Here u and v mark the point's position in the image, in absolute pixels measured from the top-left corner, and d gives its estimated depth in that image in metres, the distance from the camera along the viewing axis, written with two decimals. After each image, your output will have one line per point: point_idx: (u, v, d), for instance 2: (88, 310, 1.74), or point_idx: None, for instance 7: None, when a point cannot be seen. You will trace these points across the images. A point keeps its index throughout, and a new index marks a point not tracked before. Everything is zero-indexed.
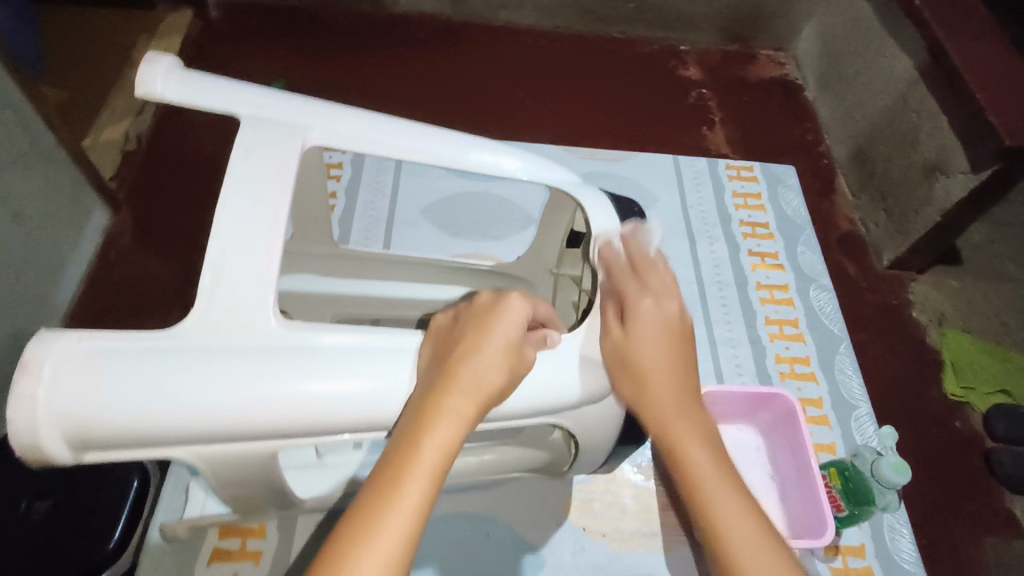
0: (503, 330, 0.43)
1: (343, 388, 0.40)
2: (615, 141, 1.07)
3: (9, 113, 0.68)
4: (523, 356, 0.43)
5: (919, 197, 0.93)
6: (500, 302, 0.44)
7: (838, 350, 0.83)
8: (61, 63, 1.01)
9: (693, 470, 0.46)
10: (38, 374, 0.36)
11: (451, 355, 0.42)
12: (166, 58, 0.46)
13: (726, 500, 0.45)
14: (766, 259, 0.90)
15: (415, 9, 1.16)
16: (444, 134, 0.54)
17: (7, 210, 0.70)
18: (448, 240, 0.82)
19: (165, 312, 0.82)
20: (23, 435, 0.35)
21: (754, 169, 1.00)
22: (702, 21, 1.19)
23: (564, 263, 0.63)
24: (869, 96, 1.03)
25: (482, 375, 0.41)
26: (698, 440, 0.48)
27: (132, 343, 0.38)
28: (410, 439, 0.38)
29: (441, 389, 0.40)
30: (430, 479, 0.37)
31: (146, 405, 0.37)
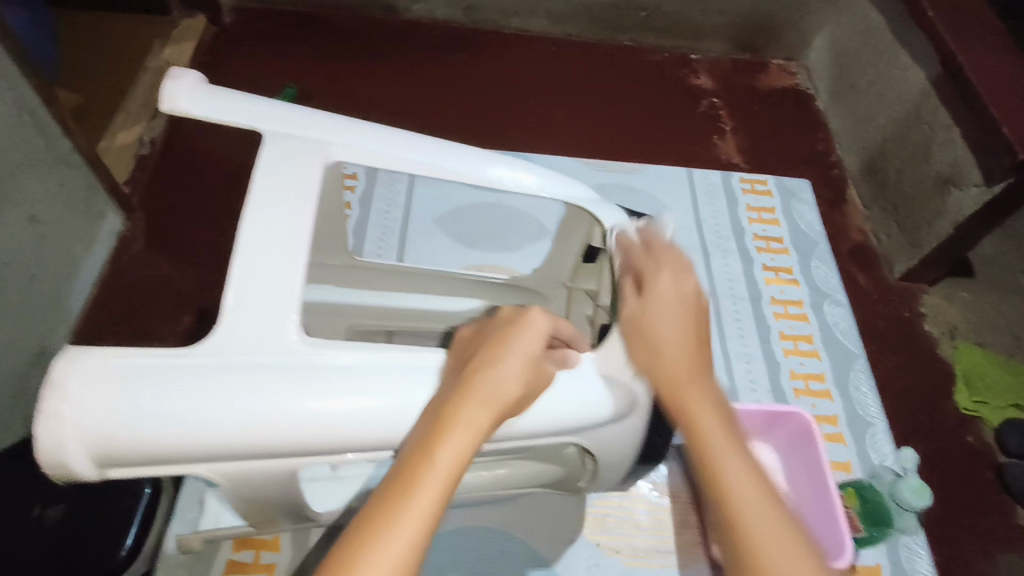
0: (525, 344, 0.42)
1: (360, 407, 0.40)
2: (627, 150, 1.07)
3: (25, 117, 0.68)
4: (541, 371, 0.43)
5: (931, 209, 0.92)
6: (524, 315, 0.43)
7: (854, 367, 0.82)
8: (76, 67, 1.02)
9: (711, 455, 0.44)
10: (65, 392, 0.36)
11: (471, 366, 0.41)
12: (191, 74, 0.48)
13: (745, 484, 0.43)
14: (781, 274, 0.89)
15: (426, 16, 1.17)
16: (463, 149, 0.54)
17: (22, 213, 0.70)
18: (461, 250, 0.83)
19: (177, 317, 0.82)
20: (51, 453, 0.36)
21: (768, 184, 1.00)
22: (714, 30, 1.19)
23: (579, 277, 0.65)
24: (881, 107, 1.02)
25: (499, 388, 0.40)
26: (716, 422, 0.45)
27: (156, 359, 0.38)
28: (422, 448, 0.37)
29: (458, 398, 0.39)
30: (442, 489, 0.36)
31: (167, 424, 0.37)
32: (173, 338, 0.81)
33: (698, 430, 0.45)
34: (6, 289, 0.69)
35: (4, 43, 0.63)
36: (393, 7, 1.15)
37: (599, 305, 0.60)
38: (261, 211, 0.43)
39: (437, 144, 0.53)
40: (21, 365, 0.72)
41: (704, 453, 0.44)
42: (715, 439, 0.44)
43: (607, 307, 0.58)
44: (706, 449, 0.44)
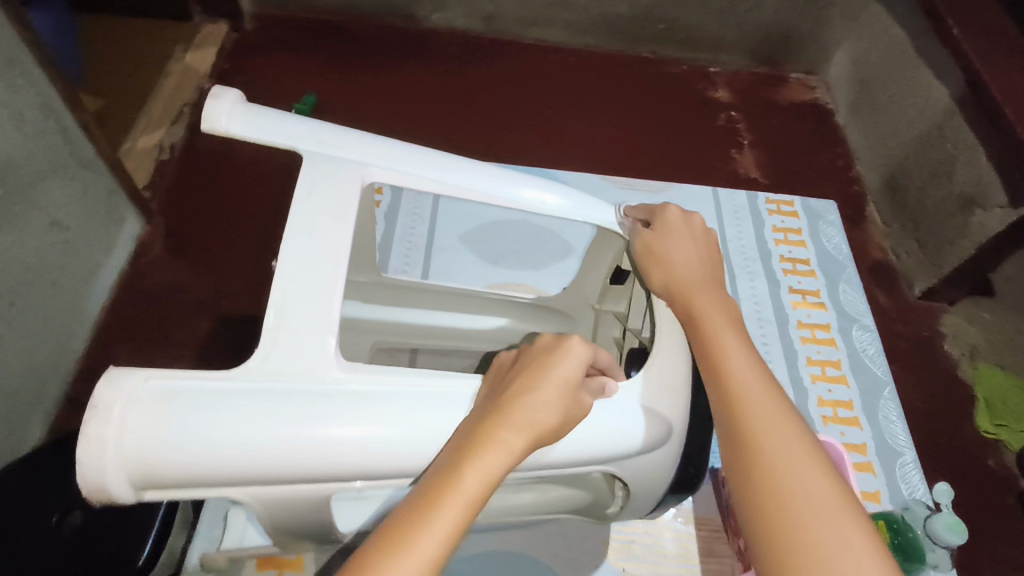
0: (563, 370, 0.41)
1: (397, 438, 0.39)
2: (646, 164, 1.06)
3: (51, 124, 0.69)
4: (578, 401, 0.41)
5: (953, 228, 0.91)
6: (563, 341, 0.42)
7: (883, 395, 0.82)
8: (99, 71, 1.03)
9: (750, 419, 0.41)
10: (107, 414, 0.35)
11: (508, 390, 0.40)
12: (233, 93, 0.46)
13: (791, 452, 0.40)
14: (807, 297, 0.89)
15: (445, 25, 1.17)
16: (494, 170, 0.53)
17: (45, 218, 0.71)
18: (485, 267, 0.83)
19: (195, 323, 0.83)
20: (91, 477, 0.34)
21: (794, 204, 0.99)
22: (733, 43, 1.18)
23: (607, 299, 0.63)
24: (902, 124, 1.01)
25: (535, 413, 0.39)
26: (757, 389, 0.43)
27: (202, 382, 0.37)
28: (452, 466, 0.36)
29: (493, 419, 0.38)
30: (469, 509, 0.35)
31: (210, 448, 0.36)
32: (190, 345, 0.81)
33: (736, 396, 0.42)
34: (28, 293, 0.69)
35: (31, 50, 0.64)
36: (413, 16, 1.15)
37: (629, 327, 0.58)
38: (301, 235, 0.43)
39: (466, 163, 0.52)
40: (40, 368, 0.73)
41: (743, 417, 0.41)
42: (755, 403, 0.42)
43: (638, 329, 0.57)
44: (746, 415, 0.41)
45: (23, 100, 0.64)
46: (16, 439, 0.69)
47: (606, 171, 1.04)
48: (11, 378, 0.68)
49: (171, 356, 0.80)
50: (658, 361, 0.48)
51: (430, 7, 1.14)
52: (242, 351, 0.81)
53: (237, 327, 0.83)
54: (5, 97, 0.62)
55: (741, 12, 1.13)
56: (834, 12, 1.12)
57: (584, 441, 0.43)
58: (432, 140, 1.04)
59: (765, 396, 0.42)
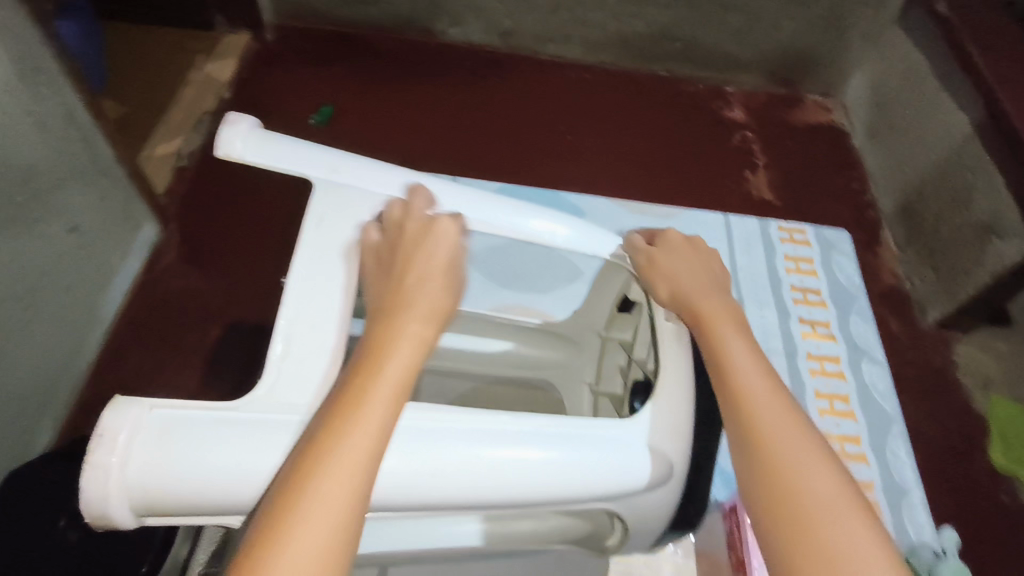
0: (437, 251, 0.43)
1: (394, 471, 0.39)
2: (658, 184, 1.06)
3: (73, 131, 0.69)
4: (456, 276, 0.43)
5: (970, 257, 0.90)
6: (430, 228, 0.44)
7: (891, 432, 0.81)
8: (122, 78, 1.05)
9: (763, 432, 0.40)
10: (113, 443, 0.35)
11: (392, 287, 0.41)
12: (249, 119, 0.47)
13: (808, 463, 0.39)
14: (817, 328, 0.88)
15: (462, 40, 1.18)
16: (503, 198, 0.53)
17: (64, 223, 0.72)
18: (495, 290, 0.84)
19: (205, 330, 0.83)
20: (94, 506, 0.34)
21: (807, 233, 0.98)
22: (750, 64, 1.17)
23: (613, 326, 0.63)
24: (920, 149, 1.01)
25: (429, 298, 0.41)
26: (770, 397, 0.42)
27: (207, 412, 0.37)
28: (366, 365, 0.38)
29: (398, 315, 0.40)
30: (394, 395, 0.37)
31: (211, 479, 0.36)
32: (199, 353, 0.82)
33: (748, 404, 0.42)
34: (43, 297, 0.70)
35: (57, 59, 0.64)
36: (431, 30, 1.16)
37: (635, 357, 0.57)
38: (313, 268, 0.43)
39: (476, 190, 0.52)
40: (52, 371, 0.73)
41: (755, 426, 0.41)
42: (768, 415, 0.41)
43: (642, 359, 0.56)
44: (758, 424, 0.41)
45: (46, 109, 0.65)
46: (25, 440, 0.70)
47: (617, 190, 1.04)
48: (23, 380, 0.69)
49: (180, 364, 0.81)
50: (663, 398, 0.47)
51: (447, 21, 1.14)
52: (250, 362, 0.82)
53: (247, 335, 0.84)
54: (29, 106, 0.63)
55: (759, 33, 1.12)
56: (854, 35, 1.11)
57: (587, 480, 0.42)
58: (445, 154, 1.04)
59: (779, 405, 0.42)
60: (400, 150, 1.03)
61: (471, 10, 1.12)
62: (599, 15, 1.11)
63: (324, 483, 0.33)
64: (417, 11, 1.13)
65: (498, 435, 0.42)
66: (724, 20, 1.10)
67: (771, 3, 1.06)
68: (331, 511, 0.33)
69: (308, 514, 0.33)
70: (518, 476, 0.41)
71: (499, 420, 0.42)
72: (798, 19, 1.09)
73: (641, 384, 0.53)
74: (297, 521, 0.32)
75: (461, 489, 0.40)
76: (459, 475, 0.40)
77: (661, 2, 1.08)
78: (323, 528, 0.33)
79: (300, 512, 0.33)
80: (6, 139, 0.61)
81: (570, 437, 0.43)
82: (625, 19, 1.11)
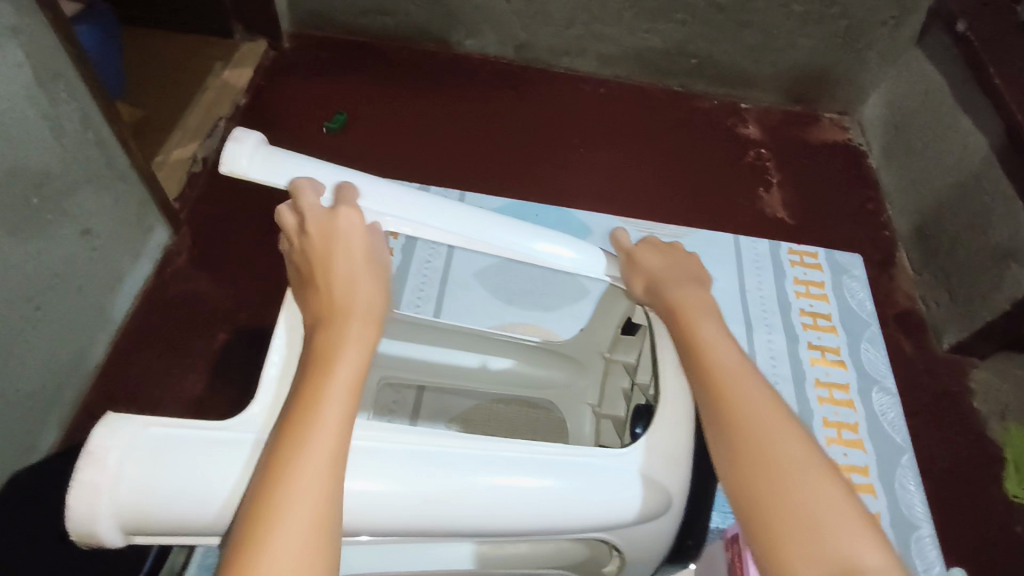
0: (347, 242, 0.42)
1: (386, 493, 0.38)
2: (670, 201, 1.05)
3: (90, 135, 0.70)
4: (377, 262, 0.43)
5: (987, 282, 0.88)
6: (331, 224, 0.43)
7: (900, 462, 0.80)
8: (140, 84, 1.07)
9: (760, 453, 0.38)
10: (104, 461, 0.35)
11: (326, 292, 0.41)
12: (255, 135, 0.47)
13: (810, 483, 0.37)
14: (827, 354, 0.88)
15: (477, 51, 1.18)
16: (508, 218, 0.53)
17: (76, 226, 0.72)
18: (501, 307, 0.84)
19: (212, 334, 0.84)
20: (82, 523, 0.35)
21: (819, 256, 0.99)
22: (766, 80, 1.16)
23: (618, 348, 0.62)
24: (938, 171, 0.99)
25: (362, 293, 0.41)
26: (762, 412, 0.40)
27: (201, 433, 0.37)
28: (317, 371, 0.38)
29: (341, 317, 0.40)
30: (349, 393, 0.37)
31: (200, 500, 0.36)
32: (205, 358, 0.82)
33: (741, 424, 0.40)
34: (53, 298, 0.70)
35: (75, 64, 0.65)
36: (446, 41, 1.17)
37: (636, 383, 0.57)
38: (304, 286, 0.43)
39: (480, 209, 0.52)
40: (58, 373, 0.73)
41: (749, 446, 0.39)
42: (765, 432, 0.39)
43: (645, 384, 0.55)
44: (754, 443, 0.39)
45: (63, 112, 0.66)
46: (30, 441, 0.70)
47: (629, 205, 1.04)
48: (31, 380, 0.69)
49: (185, 368, 0.81)
50: (666, 426, 0.46)
51: (463, 33, 1.15)
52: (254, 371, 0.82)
53: (253, 342, 0.84)
54: (46, 109, 0.63)
55: (775, 50, 1.11)
56: (872, 55, 1.10)
57: (583, 511, 0.42)
58: (456, 165, 1.04)
59: (775, 420, 0.40)
60: (411, 159, 1.04)
61: (487, 22, 1.12)
62: (614, 29, 1.11)
63: (295, 490, 0.33)
64: (433, 22, 1.13)
65: (496, 461, 0.41)
66: (741, 36, 1.09)
67: (788, 20, 1.05)
68: (307, 517, 0.33)
69: (285, 524, 0.32)
70: (520, 501, 0.41)
71: (502, 447, 0.42)
72: (815, 37, 1.08)
73: (642, 408, 0.52)
74: (275, 532, 0.32)
75: (456, 516, 0.40)
76: (461, 502, 0.40)
77: (677, 17, 1.07)
78: (301, 536, 0.32)
79: (277, 522, 0.32)
80: (21, 143, 0.62)
81: (565, 467, 0.42)
82: (641, 33, 1.11)
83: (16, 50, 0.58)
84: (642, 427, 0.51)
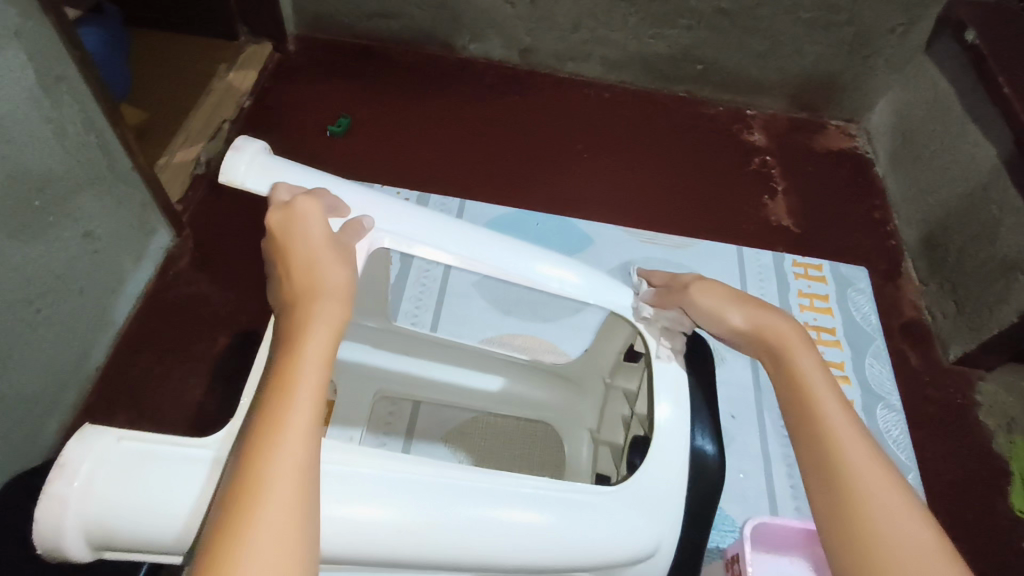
0: (312, 230, 0.42)
1: (375, 521, 0.38)
2: (674, 209, 1.04)
3: (92, 138, 0.70)
4: (345, 247, 0.43)
5: (994, 293, 0.87)
6: (292, 211, 0.43)
7: (907, 480, 0.80)
8: (145, 85, 1.07)
9: (862, 499, 0.41)
10: (73, 473, 0.35)
11: (296, 277, 0.41)
12: (257, 143, 0.48)
13: (909, 532, 0.39)
14: (832, 368, 0.87)
15: (482, 56, 1.18)
16: (510, 238, 0.53)
17: (78, 229, 0.72)
18: (500, 318, 0.83)
19: (212, 338, 0.83)
20: (48, 537, 0.35)
21: (823, 269, 0.98)
22: (772, 87, 1.16)
23: (618, 374, 0.61)
24: (945, 180, 0.98)
25: (329, 275, 0.41)
26: (864, 462, 0.42)
27: (174, 448, 0.38)
28: (287, 352, 0.37)
29: (309, 301, 0.39)
30: (317, 372, 0.37)
31: (167, 519, 0.36)
32: (206, 361, 0.81)
33: (845, 470, 0.42)
34: (54, 300, 0.70)
35: (78, 67, 0.65)
36: (451, 45, 1.16)
37: (635, 413, 0.55)
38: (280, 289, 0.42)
39: (479, 229, 0.52)
40: (58, 377, 0.73)
41: (851, 490, 0.41)
42: (864, 481, 0.41)
43: (642, 416, 0.54)
44: (855, 490, 0.41)
45: (65, 116, 0.65)
46: (29, 444, 0.70)
47: (634, 212, 1.03)
48: (30, 384, 0.69)
49: (185, 372, 0.80)
50: (660, 445, 0.46)
51: (468, 37, 1.14)
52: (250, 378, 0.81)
53: (252, 347, 0.83)
54: (48, 112, 0.63)
55: (782, 57, 1.10)
56: (879, 62, 1.09)
57: (566, 536, 0.41)
58: (460, 170, 1.04)
59: (878, 470, 0.42)
60: (414, 164, 1.03)
61: (492, 26, 1.12)
62: (619, 35, 1.10)
63: (273, 469, 0.33)
64: (437, 26, 1.13)
65: (488, 493, 0.41)
66: (747, 42, 1.08)
67: (796, 27, 1.05)
68: (285, 497, 0.32)
69: (264, 503, 0.32)
70: (510, 531, 0.40)
71: (492, 477, 0.41)
72: (822, 44, 1.07)
73: (638, 439, 0.51)
74: (254, 513, 0.31)
75: (445, 546, 0.39)
76: (455, 530, 0.39)
77: (683, 23, 1.07)
78: (281, 514, 0.32)
79: (255, 502, 0.32)
80: (24, 146, 0.61)
81: (546, 494, 0.42)
82: (646, 39, 1.10)
83: (18, 52, 0.58)
84: (639, 460, 0.50)
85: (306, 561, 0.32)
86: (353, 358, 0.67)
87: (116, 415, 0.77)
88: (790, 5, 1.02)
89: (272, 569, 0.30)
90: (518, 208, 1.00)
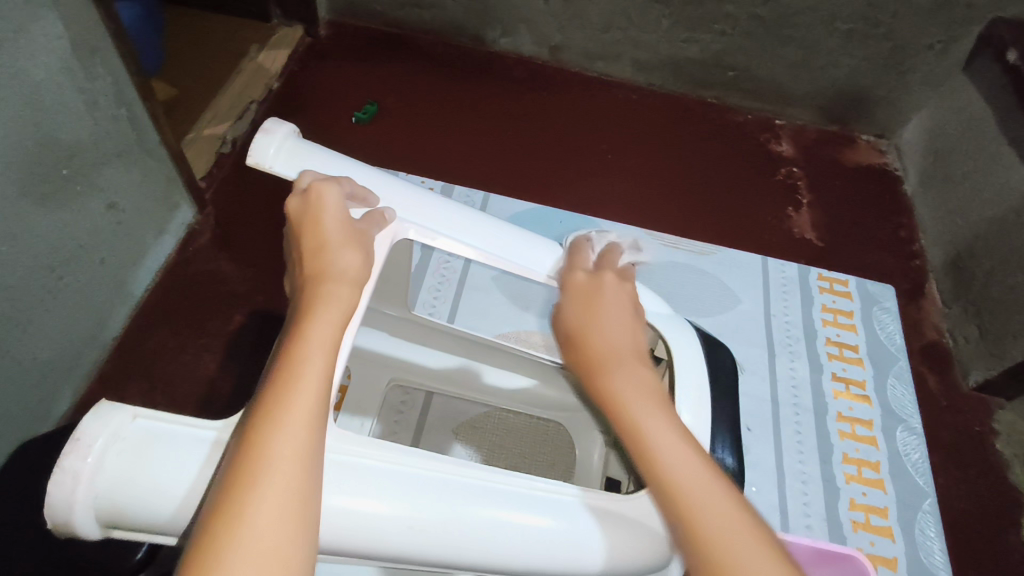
0: (326, 215, 0.42)
1: (387, 513, 0.37)
2: (695, 216, 1.03)
3: (123, 111, 0.70)
4: (362, 233, 0.43)
5: (1018, 321, 0.86)
6: (309, 195, 0.42)
7: (922, 507, 0.79)
8: (177, 63, 1.07)
9: (678, 489, 0.37)
10: (87, 449, 0.35)
11: (309, 260, 0.41)
12: (286, 126, 0.48)
13: (728, 528, 0.35)
14: (851, 387, 0.86)
15: (513, 50, 1.17)
16: (537, 238, 0.52)
17: (102, 200, 0.72)
18: (518, 314, 0.83)
19: (228, 315, 0.84)
20: (58, 511, 0.35)
21: (849, 284, 0.97)
22: (803, 98, 1.14)
23: None
24: (976, 202, 0.96)
25: (342, 261, 0.41)
26: (677, 450, 0.38)
27: (191, 430, 0.38)
28: (295, 334, 0.37)
29: (319, 284, 0.39)
30: (325, 356, 0.37)
31: (178, 501, 0.36)
32: (221, 338, 0.82)
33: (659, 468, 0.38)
34: (76, 269, 0.71)
35: (113, 40, 0.65)
36: (481, 38, 1.16)
37: None
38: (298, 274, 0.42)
39: (502, 224, 0.52)
40: (78, 344, 0.74)
41: (666, 485, 0.37)
42: (682, 468, 0.37)
43: None
44: (672, 483, 0.37)
45: (97, 87, 0.65)
46: (42, 409, 0.71)
47: (652, 217, 1.02)
48: (48, 349, 0.70)
49: (201, 347, 0.81)
50: None
51: (499, 31, 1.14)
52: (262, 360, 0.81)
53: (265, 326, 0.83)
54: (82, 83, 0.64)
55: (815, 69, 1.08)
56: (915, 79, 1.06)
57: (571, 540, 0.40)
58: (483, 164, 1.03)
59: (691, 460, 0.38)
60: (436, 155, 1.03)
61: (523, 22, 1.11)
62: (652, 36, 1.09)
63: (276, 447, 0.33)
64: (469, 18, 1.12)
65: (501, 495, 0.40)
66: (782, 52, 1.07)
67: (832, 38, 1.03)
68: (286, 476, 0.32)
69: (264, 487, 0.32)
70: (521, 537, 0.39)
71: (503, 479, 0.41)
72: (858, 57, 1.05)
73: None
74: (254, 492, 0.31)
75: (455, 549, 0.39)
76: (467, 531, 0.39)
77: (716, 29, 1.05)
78: (282, 494, 0.32)
79: (254, 482, 0.32)
80: (55, 114, 0.62)
81: (554, 504, 0.41)
82: (679, 42, 1.09)
83: (55, 22, 0.58)
84: None
85: (307, 541, 0.32)
86: (370, 345, 0.67)
87: (129, 385, 0.77)
88: (827, 16, 1.00)
89: (269, 549, 0.30)
90: (541, 205, 0.99)
